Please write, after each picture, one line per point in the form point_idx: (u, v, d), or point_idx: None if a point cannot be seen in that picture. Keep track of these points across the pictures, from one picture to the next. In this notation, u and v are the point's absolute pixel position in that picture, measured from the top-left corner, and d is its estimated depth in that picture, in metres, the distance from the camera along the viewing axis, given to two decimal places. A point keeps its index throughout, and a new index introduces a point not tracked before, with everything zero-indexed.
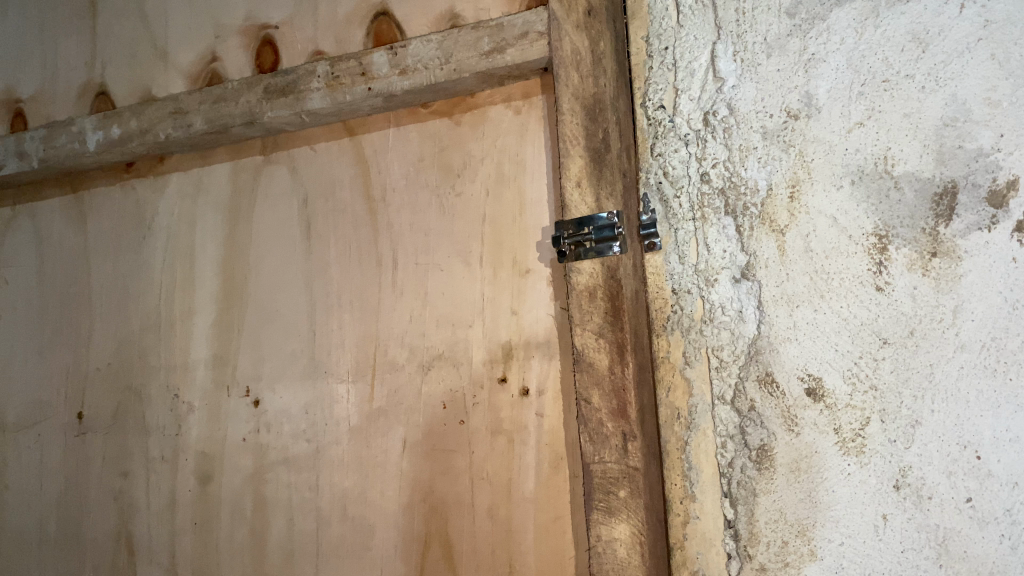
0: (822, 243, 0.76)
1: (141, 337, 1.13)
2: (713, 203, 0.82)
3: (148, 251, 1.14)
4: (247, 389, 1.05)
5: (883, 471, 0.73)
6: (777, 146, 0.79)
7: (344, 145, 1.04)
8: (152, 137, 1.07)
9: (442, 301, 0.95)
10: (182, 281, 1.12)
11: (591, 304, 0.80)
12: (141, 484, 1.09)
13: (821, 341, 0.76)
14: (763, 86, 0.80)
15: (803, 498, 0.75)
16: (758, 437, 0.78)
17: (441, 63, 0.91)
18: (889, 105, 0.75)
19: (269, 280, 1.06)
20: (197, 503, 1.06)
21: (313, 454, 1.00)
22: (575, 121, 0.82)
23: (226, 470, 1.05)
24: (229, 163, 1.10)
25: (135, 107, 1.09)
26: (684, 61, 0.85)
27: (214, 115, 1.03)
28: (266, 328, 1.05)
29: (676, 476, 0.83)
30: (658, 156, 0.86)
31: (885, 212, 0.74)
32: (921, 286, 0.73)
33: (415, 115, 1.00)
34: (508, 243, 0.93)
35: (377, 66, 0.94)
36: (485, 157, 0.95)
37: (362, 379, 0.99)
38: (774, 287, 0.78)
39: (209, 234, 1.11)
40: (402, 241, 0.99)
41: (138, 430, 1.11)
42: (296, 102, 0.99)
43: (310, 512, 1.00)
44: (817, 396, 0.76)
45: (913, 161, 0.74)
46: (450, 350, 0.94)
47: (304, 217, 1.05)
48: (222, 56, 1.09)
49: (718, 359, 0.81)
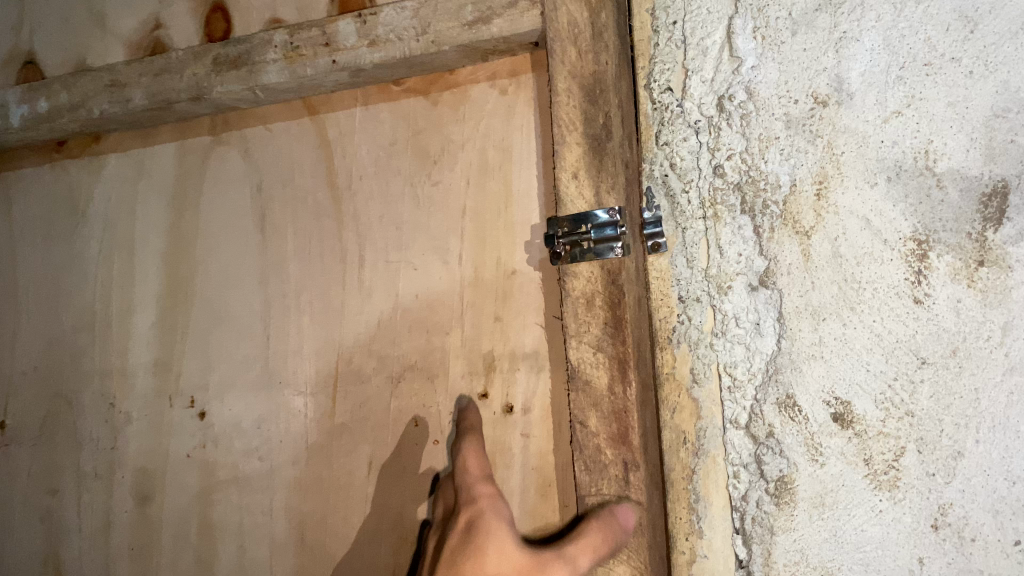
0: (852, 248, 0.67)
1: (73, 338, 1.00)
2: (727, 199, 0.72)
3: (83, 240, 1.01)
4: (192, 399, 0.94)
5: (920, 508, 0.65)
6: (803, 137, 0.69)
7: (305, 126, 0.92)
8: (85, 112, 0.94)
9: (416, 304, 0.85)
10: (120, 277, 0.99)
11: (589, 314, 0.70)
12: (72, 503, 0.97)
13: (851, 360, 0.67)
14: (787, 68, 0.70)
15: (827, 538, 0.67)
16: (776, 468, 0.69)
17: (418, 34, 0.79)
18: (931, 92, 0.65)
19: (219, 275, 0.94)
20: (135, 526, 0.94)
21: (267, 473, 0.89)
22: (572, 103, 0.72)
23: (169, 490, 0.93)
24: (174, 143, 0.98)
25: (64, 77, 0.95)
26: (696, 37, 0.74)
27: (155, 89, 0.90)
28: (216, 331, 0.94)
29: (682, 508, 0.74)
30: (665, 146, 0.76)
31: (925, 214, 0.65)
32: (966, 299, 0.64)
33: (385, 92, 0.88)
34: (492, 241, 0.82)
35: (344, 36, 0.82)
36: (466, 143, 0.84)
37: (323, 390, 0.88)
38: (797, 297, 0.69)
39: (151, 222, 0.98)
40: (370, 236, 0.87)
41: (69, 443, 0.98)
42: (250, 75, 0.86)
43: (263, 539, 0.88)
44: (844, 422, 0.67)
45: (959, 157, 0.65)
46: (424, 360, 0.84)
47: (259, 204, 0.93)
48: (167, 23, 0.97)
49: (730, 377, 0.72)
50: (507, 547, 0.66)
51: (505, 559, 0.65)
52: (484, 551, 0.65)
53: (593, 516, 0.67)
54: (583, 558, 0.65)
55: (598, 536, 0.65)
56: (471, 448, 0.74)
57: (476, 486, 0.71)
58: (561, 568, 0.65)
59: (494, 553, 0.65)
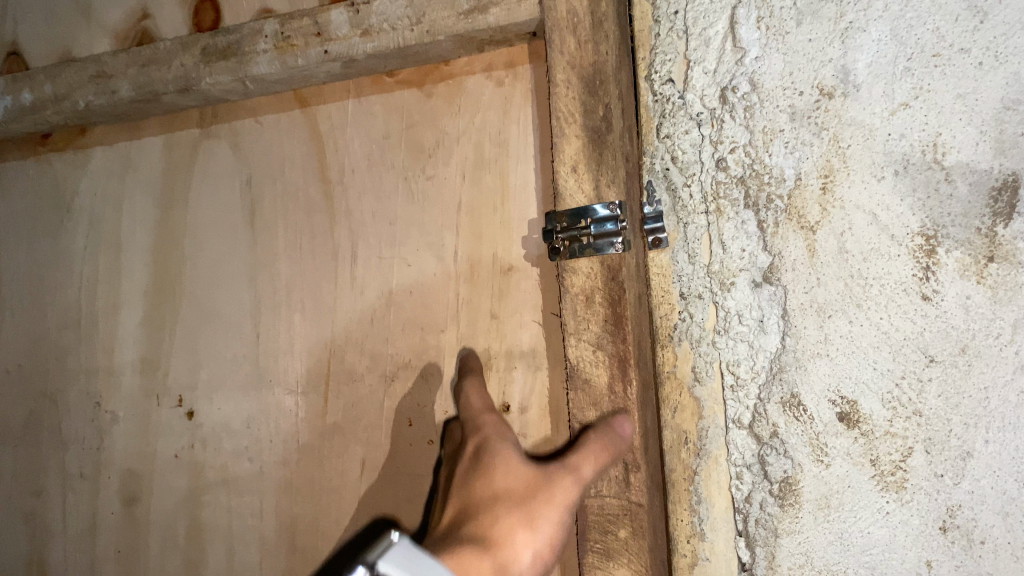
0: (858, 244, 0.65)
1: (58, 336, 0.97)
2: (730, 194, 0.71)
3: (68, 236, 0.98)
4: (180, 398, 0.91)
5: (928, 510, 0.63)
6: (808, 129, 0.67)
7: (296, 118, 0.89)
8: (70, 104, 0.91)
9: (410, 301, 0.83)
10: (106, 273, 0.97)
11: (588, 310, 0.68)
12: (57, 505, 0.95)
13: (857, 358, 0.65)
14: (792, 58, 0.67)
15: (832, 540, 0.66)
16: (780, 469, 0.68)
17: (412, 24, 0.77)
18: (940, 83, 0.63)
19: (208, 271, 0.92)
20: (122, 528, 0.92)
21: (257, 475, 0.87)
22: (571, 95, 0.70)
23: (156, 491, 0.91)
24: (162, 136, 0.96)
25: (49, 68, 0.93)
26: (698, 27, 0.73)
27: (142, 80, 0.88)
28: (205, 329, 0.91)
29: (683, 510, 0.74)
30: (666, 138, 0.75)
31: (934, 209, 0.63)
32: (975, 296, 0.62)
33: (378, 84, 0.86)
34: (488, 236, 0.80)
35: (336, 26, 0.80)
36: (462, 136, 0.82)
37: (314, 390, 0.85)
38: (802, 294, 0.67)
39: (138, 217, 0.96)
40: (363, 232, 0.85)
41: (54, 443, 0.96)
42: (240, 66, 0.84)
43: (253, 542, 0.86)
44: (851, 422, 0.65)
45: (968, 150, 0.62)
46: (418, 359, 0.82)
47: (249, 199, 0.91)
48: (155, 13, 0.94)
49: (733, 376, 0.71)
50: (514, 463, 0.64)
51: (513, 473, 0.63)
52: (491, 468, 0.64)
53: (592, 429, 0.66)
54: (586, 466, 0.62)
55: (598, 447, 0.63)
56: (471, 385, 0.73)
57: (480, 416, 0.70)
58: (566, 480, 0.62)
59: (501, 470, 0.63)
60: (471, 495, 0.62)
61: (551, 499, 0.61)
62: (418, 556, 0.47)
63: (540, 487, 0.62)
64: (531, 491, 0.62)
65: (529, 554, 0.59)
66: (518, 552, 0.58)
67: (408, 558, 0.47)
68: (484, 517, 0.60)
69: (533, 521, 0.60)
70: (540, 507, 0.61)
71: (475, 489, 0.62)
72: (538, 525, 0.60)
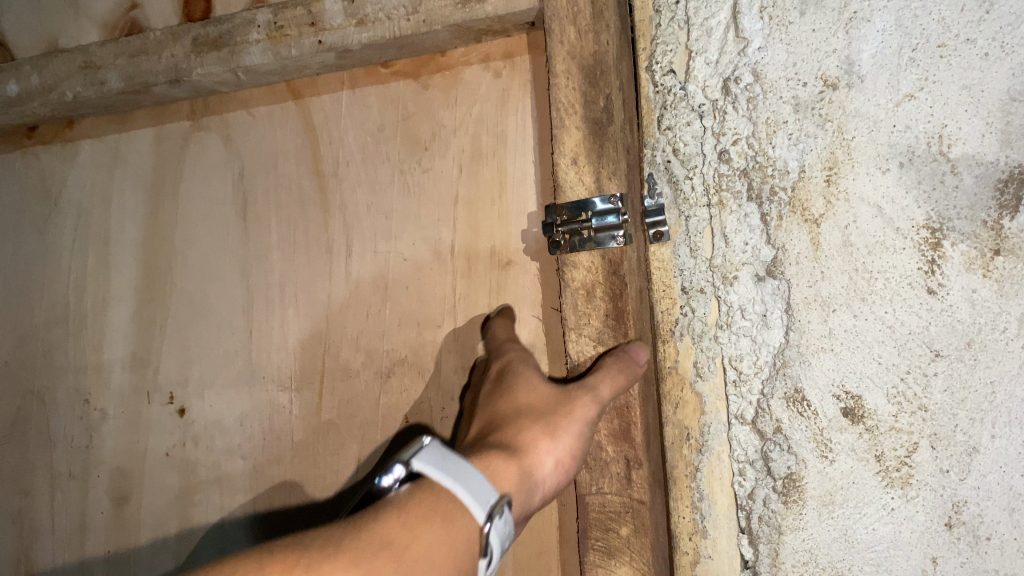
0: (863, 237, 0.64)
1: (46, 333, 0.95)
2: (733, 186, 0.70)
3: (55, 230, 0.97)
4: (171, 396, 0.90)
5: (933, 506, 0.62)
6: (812, 121, 0.66)
7: (289, 110, 0.88)
8: (57, 95, 0.89)
9: (406, 296, 0.81)
10: (95, 268, 0.95)
11: (589, 305, 0.67)
12: (45, 505, 0.93)
13: (862, 353, 0.64)
14: (795, 49, 0.66)
15: (836, 537, 0.65)
16: (784, 465, 0.67)
17: (408, 13, 0.75)
18: (946, 74, 0.62)
19: (199, 266, 0.90)
20: (111, 529, 0.90)
21: (249, 473, 0.86)
22: (571, 85, 0.68)
23: (147, 490, 0.90)
24: (152, 129, 0.94)
25: (35, 58, 0.91)
26: (700, 17, 0.72)
27: (132, 71, 0.86)
28: (196, 325, 0.90)
29: (685, 507, 0.74)
30: (667, 130, 0.75)
31: (939, 201, 0.62)
32: (981, 289, 0.61)
33: (374, 75, 0.85)
34: (486, 230, 0.79)
35: (330, 15, 0.78)
36: (459, 128, 0.81)
37: (308, 387, 0.84)
38: (806, 288, 0.66)
39: (128, 211, 0.94)
40: (357, 225, 0.84)
41: (42, 442, 0.94)
42: (232, 57, 0.82)
43: (246, 542, 0.85)
44: (855, 417, 0.64)
45: (974, 142, 0.61)
46: (414, 355, 0.80)
47: (241, 192, 0.89)
48: (144, 3, 0.92)
49: (736, 371, 0.71)
50: (535, 381, 0.64)
51: (535, 390, 0.63)
52: (513, 386, 0.64)
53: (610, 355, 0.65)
54: (604, 387, 0.61)
55: (617, 370, 0.62)
56: (499, 323, 0.75)
57: (506, 347, 0.71)
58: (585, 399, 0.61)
59: (523, 388, 0.63)
60: (495, 410, 0.62)
61: (572, 413, 0.60)
62: (447, 455, 0.49)
63: (561, 402, 0.61)
64: (553, 405, 0.61)
65: (550, 461, 0.58)
66: (540, 459, 0.58)
67: (438, 456, 0.48)
68: (505, 428, 0.59)
69: (553, 431, 0.59)
70: (561, 419, 0.60)
71: (498, 405, 0.62)
72: (559, 436, 0.59)
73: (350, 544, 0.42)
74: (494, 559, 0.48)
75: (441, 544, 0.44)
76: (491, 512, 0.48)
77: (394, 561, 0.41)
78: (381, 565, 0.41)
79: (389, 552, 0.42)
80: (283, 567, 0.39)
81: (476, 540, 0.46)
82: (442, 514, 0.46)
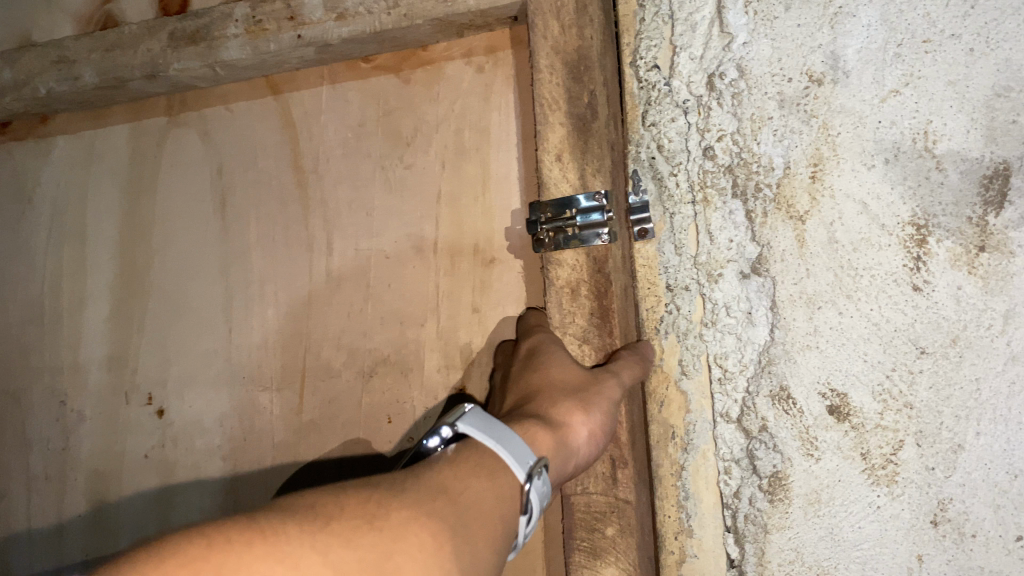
0: (848, 234, 0.64)
1: (21, 333, 0.94)
2: (718, 183, 0.70)
3: (30, 228, 0.95)
4: (150, 396, 0.88)
5: (918, 504, 0.62)
6: (797, 117, 0.66)
7: (268, 106, 0.86)
8: (30, 91, 0.87)
9: (389, 294, 0.80)
10: (71, 266, 0.93)
11: (574, 303, 0.67)
12: (21, 508, 0.91)
13: (847, 350, 0.64)
14: (780, 44, 0.66)
15: (823, 536, 0.65)
16: (769, 464, 0.67)
17: (388, 7, 0.74)
18: (930, 69, 0.62)
19: (178, 264, 0.89)
20: (87, 532, 0.88)
21: (229, 474, 0.84)
22: (555, 80, 0.67)
23: (124, 492, 0.88)
24: (128, 124, 0.92)
25: (7, 53, 0.89)
26: (684, 12, 0.71)
27: (107, 66, 0.84)
28: (175, 325, 0.88)
29: (670, 506, 0.73)
30: (651, 127, 0.74)
31: (925, 198, 0.62)
32: (966, 286, 0.61)
33: (354, 70, 0.84)
34: (469, 227, 0.78)
35: (309, 9, 0.77)
36: (441, 124, 0.80)
37: (289, 386, 0.83)
38: (791, 285, 0.66)
39: (104, 208, 0.93)
40: (339, 223, 0.83)
41: (18, 444, 0.92)
42: (209, 51, 0.81)
43: None
44: (841, 415, 0.64)
45: (959, 138, 0.61)
46: (397, 353, 0.79)
47: (219, 189, 0.88)
48: None
49: (721, 369, 0.70)
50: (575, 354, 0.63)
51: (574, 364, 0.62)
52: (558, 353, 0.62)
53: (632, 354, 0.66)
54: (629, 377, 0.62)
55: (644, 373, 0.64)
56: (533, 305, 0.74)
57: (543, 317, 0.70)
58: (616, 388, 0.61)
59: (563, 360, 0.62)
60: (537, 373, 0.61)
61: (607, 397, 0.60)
62: (490, 420, 0.50)
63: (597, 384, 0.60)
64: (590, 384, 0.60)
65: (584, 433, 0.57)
66: (576, 430, 0.57)
67: (482, 420, 0.50)
68: (542, 398, 0.58)
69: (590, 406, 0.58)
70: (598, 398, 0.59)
71: (541, 369, 0.61)
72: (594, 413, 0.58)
73: (398, 491, 0.43)
74: (534, 518, 0.49)
75: (488, 496, 0.45)
76: (531, 472, 0.48)
77: (450, 504, 0.42)
78: (438, 506, 0.42)
79: (445, 498, 0.43)
80: (358, 499, 0.40)
81: (517, 498, 0.47)
82: (487, 471, 0.46)
